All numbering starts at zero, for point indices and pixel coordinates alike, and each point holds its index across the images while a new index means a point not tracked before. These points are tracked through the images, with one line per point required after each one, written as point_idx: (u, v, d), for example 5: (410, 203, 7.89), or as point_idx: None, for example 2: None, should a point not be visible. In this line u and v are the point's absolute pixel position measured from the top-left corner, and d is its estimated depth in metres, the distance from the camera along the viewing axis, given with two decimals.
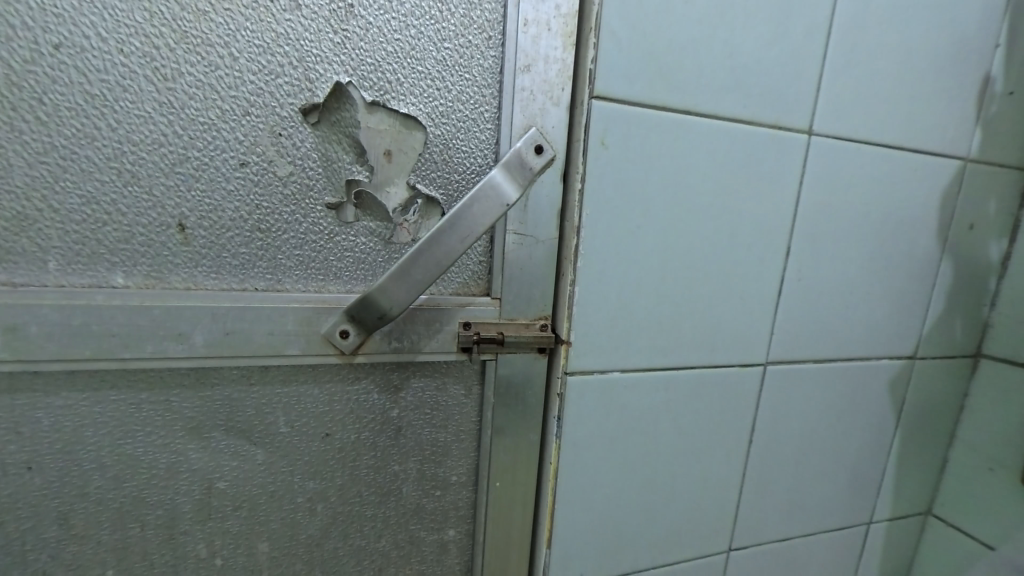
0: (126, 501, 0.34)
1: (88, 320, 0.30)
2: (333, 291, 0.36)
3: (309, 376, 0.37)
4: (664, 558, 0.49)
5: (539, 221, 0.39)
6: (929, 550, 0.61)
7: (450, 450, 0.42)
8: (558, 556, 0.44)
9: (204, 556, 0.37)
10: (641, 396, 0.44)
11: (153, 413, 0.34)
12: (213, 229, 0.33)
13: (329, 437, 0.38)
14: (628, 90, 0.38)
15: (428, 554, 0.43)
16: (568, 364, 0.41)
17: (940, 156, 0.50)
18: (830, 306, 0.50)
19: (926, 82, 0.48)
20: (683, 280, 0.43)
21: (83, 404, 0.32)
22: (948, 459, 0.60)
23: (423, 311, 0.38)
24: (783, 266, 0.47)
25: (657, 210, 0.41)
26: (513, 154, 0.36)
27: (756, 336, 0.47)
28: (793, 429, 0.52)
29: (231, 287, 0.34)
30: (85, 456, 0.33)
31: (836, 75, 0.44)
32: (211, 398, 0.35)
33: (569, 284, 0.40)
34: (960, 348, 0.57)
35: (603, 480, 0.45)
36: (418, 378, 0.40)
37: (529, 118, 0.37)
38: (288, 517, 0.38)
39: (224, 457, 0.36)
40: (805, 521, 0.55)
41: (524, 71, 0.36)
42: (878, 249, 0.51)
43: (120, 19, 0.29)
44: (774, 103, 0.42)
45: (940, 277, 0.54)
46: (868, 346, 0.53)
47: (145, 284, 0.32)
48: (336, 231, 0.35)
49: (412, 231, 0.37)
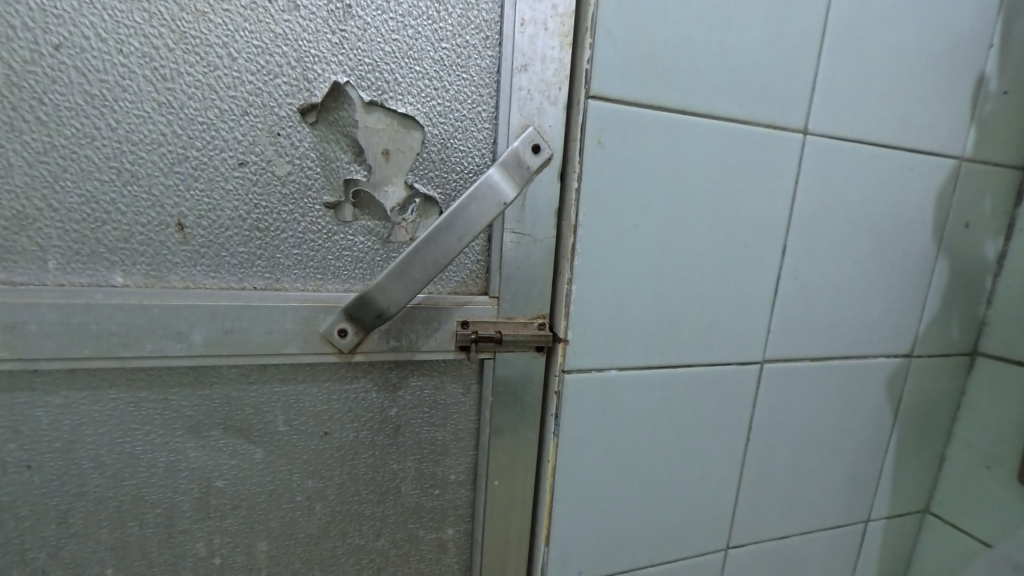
0: (125, 500, 0.34)
1: (87, 320, 0.30)
2: (331, 289, 0.36)
3: (308, 375, 0.37)
4: (663, 556, 0.49)
5: (537, 219, 0.39)
6: (927, 549, 0.61)
7: (449, 449, 0.42)
8: (557, 554, 0.45)
9: (203, 555, 0.37)
10: (639, 393, 0.44)
11: (152, 413, 0.34)
12: (211, 228, 0.33)
13: (328, 436, 0.38)
14: (625, 90, 0.38)
15: (427, 553, 0.44)
16: (566, 363, 0.41)
17: (936, 155, 0.51)
18: (827, 305, 0.50)
19: (921, 81, 0.48)
20: (681, 279, 0.44)
21: (83, 403, 0.32)
22: (946, 458, 0.60)
23: (421, 310, 0.38)
24: (780, 265, 0.47)
25: (654, 209, 0.41)
26: (511, 154, 0.36)
27: (753, 335, 0.48)
28: (791, 426, 0.52)
29: (231, 286, 0.34)
30: (84, 455, 0.33)
31: (831, 75, 0.44)
32: (210, 397, 0.35)
33: (566, 283, 0.40)
34: (957, 346, 0.57)
35: (602, 478, 0.45)
36: (416, 377, 0.40)
37: (527, 118, 0.37)
38: (286, 516, 0.39)
39: (223, 456, 0.36)
40: (803, 520, 0.55)
41: (522, 71, 0.36)
42: (875, 247, 0.51)
43: (120, 19, 0.29)
44: (770, 103, 0.43)
45: (936, 276, 0.54)
46: (865, 345, 0.53)
47: (144, 283, 0.32)
48: (335, 230, 0.35)
49: (410, 230, 0.37)
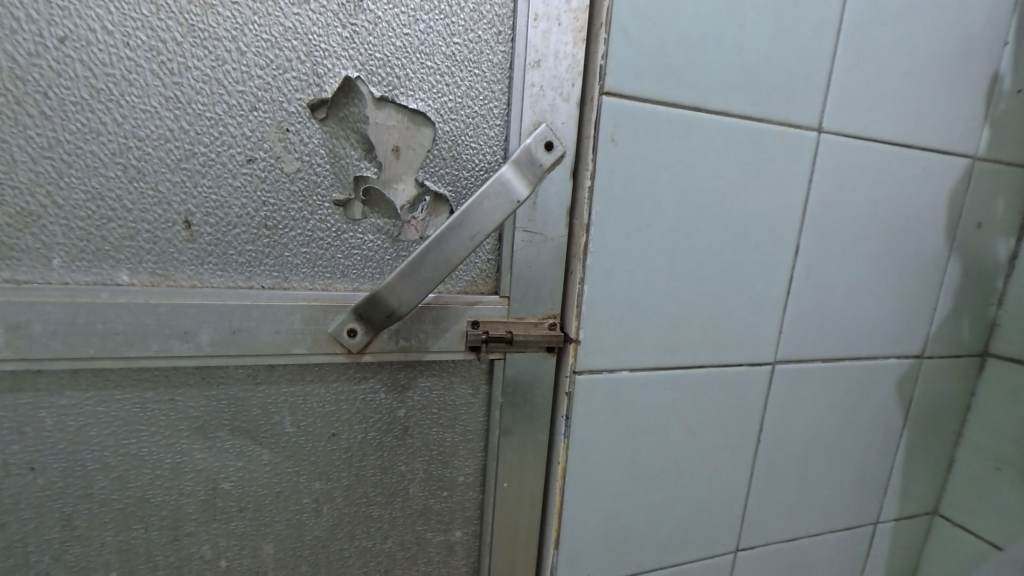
0: (130, 502, 0.33)
1: (92, 319, 0.30)
2: (340, 289, 0.35)
3: (315, 375, 0.36)
4: (672, 558, 0.49)
5: (548, 218, 0.38)
6: (935, 551, 0.61)
7: (458, 450, 0.42)
8: (566, 556, 0.44)
9: (209, 557, 0.36)
10: (650, 394, 0.44)
11: (158, 414, 0.33)
12: (219, 226, 0.32)
13: (335, 437, 0.38)
14: (638, 87, 0.37)
15: (435, 555, 0.43)
16: (577, 363, 0.41)
17: (949, 153, 0.50)
18: (839, 305, 0.50)
19: (935, 80, 0.48)
20: (692, 278, 0.43)
21: (88, 403, 0.32)
22: (955, 459, 0.60)
23: (431, 310, 0.37)
24: (792, 264, 0.46)
25: (667, 208, 0.41)
26: (523, 150, 0.35)
27: (764, 335, 0.47)
28: (802, 427, 0.51)
29: (237, 284, 0.33)
30: (90, 456, 0.32)
31: (845, 73, 0.44)
32: (216, 398, 0.34)
33: (577, 283, 0.40)
34: (968, 347, 0.57)
35: (611, 479, 0.44)
36: (425, 377, 0.39)
37: (539, 115, 0.36)
38: (293, 519, 0.38)
39: (229, 457, 0.35)
40: (812, 522, 0.55)
41: (534, 66, 0.36)
42: (887, 247, 0.50)
43: (126, 11, 0.29)
44: (785, 100, 0.42)
45: (948, 277, 0.54)
46: (876, 345, 0.52)
47: (151, 282, 0.31)
48: (343, 228, 0.35)
49: (420, 229, 0.37)
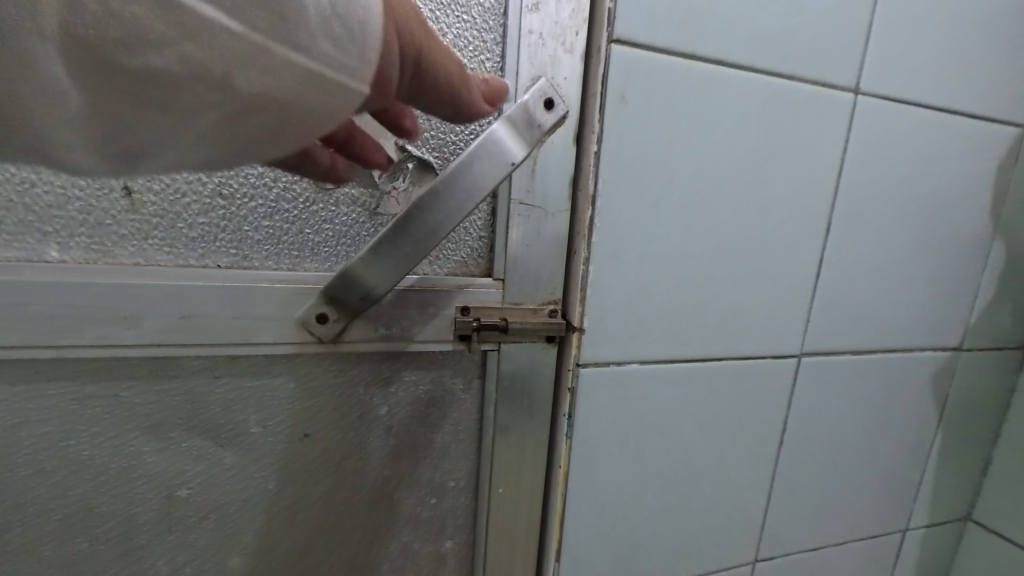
0: (73, 511, 0.29)
1: (13, 301, 0.25)
2: (310, 269, 0.31)
3: (285, 368, 0.32)
4: (685, 569, 0.45)
5: (548, 189, 0.34)
6: (968, 559, 0.57)
7: (449, 452, 0.37)
8: (568, 568, 0.40)
9: (166, 573, 0.32)
10: (663, 390, 0.39)
11: (102, 411, 0.29)
12: (165, 194, 0.28)
13: (309, 439, 0.34)
14: (654, 36, 0.32)
15: (423, 567, 0.39)
16: (582, 355, 0.36)
17: (997, 122, 0.45)
18: (870, 291, 0.45)
19: (983, 38, 0.42)
20: (711, 260, 0.38)
21: (16, 400, 0.27)
22: (991, 461, 0.55)
23: (415, 293, 0.33)
24: (821, 246, 0.42)
25: (684, 180, 0.36)
26: (519, 108, 0.31)
27: (789, 325, 0.42)
28: (828, 426, 0.47)
29: (189, 262, 0.29)
30: (23, 461, 0.28)
31: (885, 28, 0.39)
32: (171, 393, 0.30)
33: (582, 263, 0.35)
34: (1010, 338, 0.52)
35: (620, 484, 0.40)
36: (410, 371, 0.35)
37: (538, 68, 0.32)
38: (263, 529, 0.34)
39: (187, 460, 0.31)
40: (836, 530, 0.51)
41: (533, 11, 0.31)
42: (925, 228, 0.45)
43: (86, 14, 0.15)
44: (818, 57, 0.37)
45: (990, 260, 0.49)
46: (911, 336, 0.48)
47: (85, 259, 0.27)
48: (313, 199, 0.30)
49: (401, 200, 0.32)
